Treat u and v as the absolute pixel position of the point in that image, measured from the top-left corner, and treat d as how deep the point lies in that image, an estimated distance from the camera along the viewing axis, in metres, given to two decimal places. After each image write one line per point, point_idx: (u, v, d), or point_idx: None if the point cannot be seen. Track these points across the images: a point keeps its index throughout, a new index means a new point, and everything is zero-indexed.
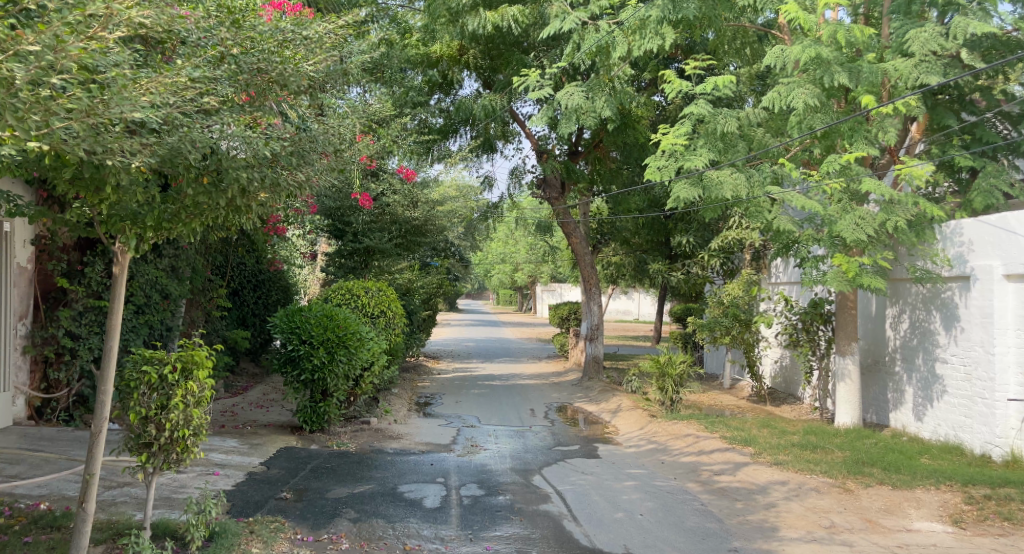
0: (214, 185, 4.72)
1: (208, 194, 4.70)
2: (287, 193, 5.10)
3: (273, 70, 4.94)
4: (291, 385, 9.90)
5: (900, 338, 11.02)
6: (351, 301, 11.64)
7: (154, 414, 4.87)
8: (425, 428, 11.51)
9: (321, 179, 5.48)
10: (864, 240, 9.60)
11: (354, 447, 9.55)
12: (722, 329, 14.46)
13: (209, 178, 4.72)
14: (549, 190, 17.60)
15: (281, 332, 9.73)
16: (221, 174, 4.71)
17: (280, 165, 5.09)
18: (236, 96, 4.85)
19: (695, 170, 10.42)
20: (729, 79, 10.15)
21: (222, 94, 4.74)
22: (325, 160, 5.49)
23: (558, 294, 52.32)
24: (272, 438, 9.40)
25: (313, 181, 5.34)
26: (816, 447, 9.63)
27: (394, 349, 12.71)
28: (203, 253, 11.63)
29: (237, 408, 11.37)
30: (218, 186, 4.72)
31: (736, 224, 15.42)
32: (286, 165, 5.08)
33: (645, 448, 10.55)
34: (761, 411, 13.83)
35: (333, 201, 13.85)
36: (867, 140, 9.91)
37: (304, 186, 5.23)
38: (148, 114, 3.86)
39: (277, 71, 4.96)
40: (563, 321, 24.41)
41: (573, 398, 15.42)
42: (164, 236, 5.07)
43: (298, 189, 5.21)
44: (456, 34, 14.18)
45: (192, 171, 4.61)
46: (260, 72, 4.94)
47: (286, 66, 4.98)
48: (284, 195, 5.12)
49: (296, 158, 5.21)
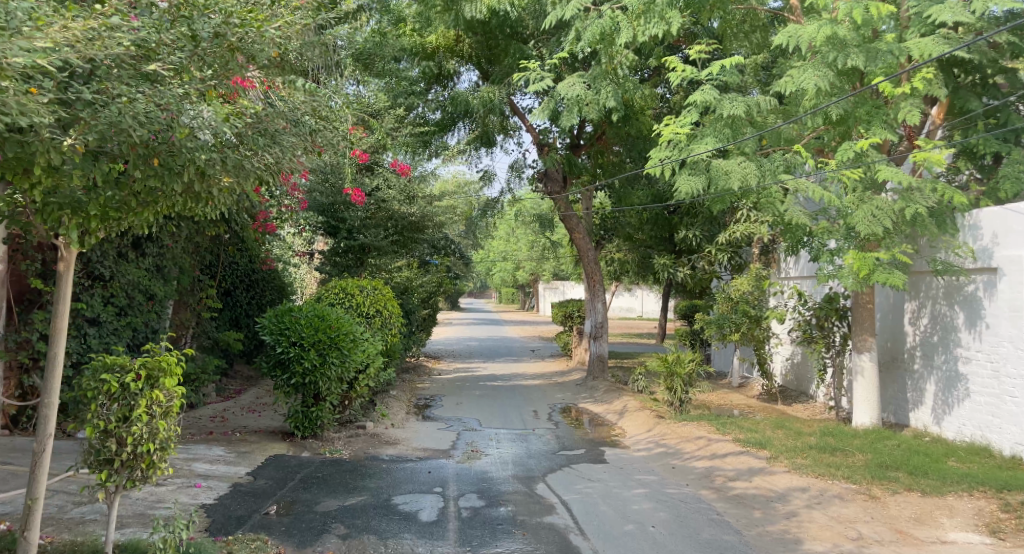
0: (167, 167, 4.39)
1: (157, 177, 4.37)
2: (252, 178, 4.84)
3: (234, 36, 4.64)
4: (281, 389, 9.40)
5: (919, 334, 10.51)
6: (345, 300, 11.15)
7: (114, 426, 4.37)
8: (423, 432, 11.03)
9: (294, 162, 5.23)
10: (881, 231, 9.03)
11: (348, 454, 9.05)
12: (731, 327, 13.95)
13: (161, 159, 4.38)
14: (550, 183, 16.96)
15: (270, 333, 9.20)
16: (174, 155, 4.37)
17: (236, 144, 4.89)
18: (191, 65, 4.57)
19: (700, 159, 9.93)
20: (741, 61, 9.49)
21: (174, 62, 4.46)
22: (293, 139, 5.27)
23: (561, 292, 51.89)
24: (262, 445, 8.91)
25: (284, 164, 5.14)
26: (835, 449, 9.14)
27: (391, 350, 12.21)
28: (191, 252, 11.16)
29: (228, 413, 10.92)
30: (172, 168, 4.40)
31: (744, 218, 14.97)
32: (254, 145, 4.84)
33: (654, 451, 10.08)
34: (773, 410, 13.35)
35: (326, 197, 13.50)
36: (886, 124, 9.29)
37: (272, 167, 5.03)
38: (33, 57, 3.58)
39: (238, 36, 4.67)
40: (567, 319, 23.92)
41: (579, 399, 14.94)
42: (115, 226, 4.73)
43: (270, 170, 5.00)
44: (452, 22, 13.78)
45: (141, 151, 4.27)
46: (221, 38, 4.64)
47: (250, 31, 4.69)
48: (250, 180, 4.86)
49: (266, 138, 4.94)
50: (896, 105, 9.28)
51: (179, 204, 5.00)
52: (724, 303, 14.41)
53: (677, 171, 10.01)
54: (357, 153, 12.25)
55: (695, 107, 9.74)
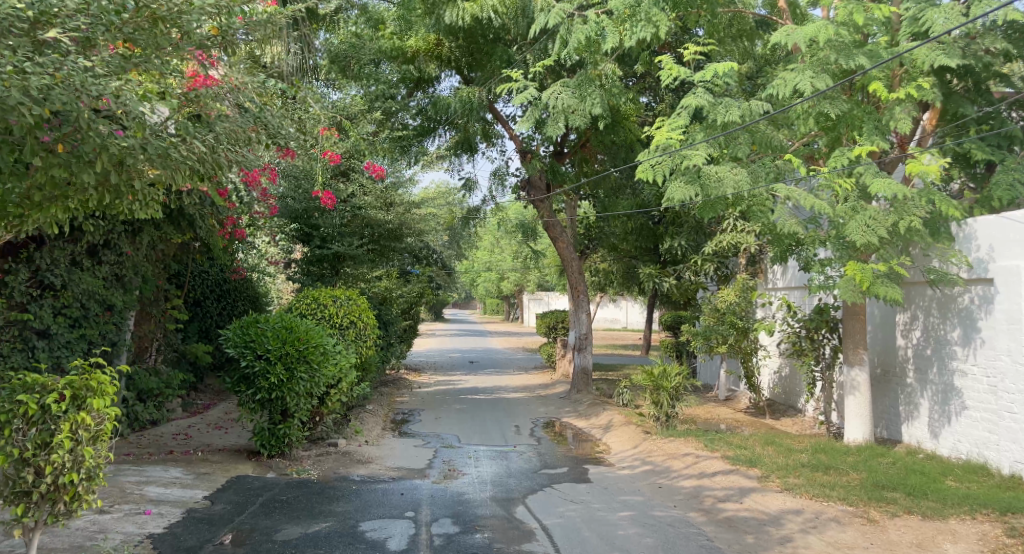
0: (74, 156, 4.94)
1: (70, 164, 4.93)
2: (184, 171, 5.47)
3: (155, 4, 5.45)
4: (246, 405, 8.89)
5: (911, 346, 10.14)
6: (316, 312, 10.66)
7: (32, 455, 4.06)
8: (399, 450, 10.52)
9: (215, 160, 5.91)
10: (876, 242, 8.51)
11: (316, 475, 8.53)
12: (719, 339, 13.54)
13: (67, 149, 4.93)
14: (534, 191, 16.61)
15: (234, 346, 8.68)
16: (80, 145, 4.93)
17: (165, 139, 5.58)
18: (111, 39, 5.36)
19: (693, 164, 9.22)
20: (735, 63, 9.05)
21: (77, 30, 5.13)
22: (223, 135, 6.03)
23: (544, 303, 51.45)
24: (225, 465, 8.39)
25: (215, 157, 5.89)
26: (828, 467, 8.71)
27: (366, 363, 11.71)
28: (154, 261, 10.64)
29: (192, 430, 10.42)
30: (79, 157, 4.95)
31: (730, 227, 14.65)
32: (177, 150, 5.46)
33: (639, 469, 9.65)
34: (761, 425, 12.97)
35: (299, 203, 13.00)
36: (878, 130, 8.87)
37: (205, 159, 5.76)
38: None
39: (161, 9, 5.48)
40: (551, 330, 23.49)
41: (562, 413, 14.49)
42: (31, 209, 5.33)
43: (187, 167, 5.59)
44: (433, 26, 13.47)
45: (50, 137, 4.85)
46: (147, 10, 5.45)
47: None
48: (183, 173, 5.49)
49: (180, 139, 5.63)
50: (890, 109, 8.87)
51: (99, 196, 5.61)
52: (711, 315, 14.03)
53: (669, 178, 9.37)
54: (330, 154, 11.71)
55: (687, 110, 9.25)
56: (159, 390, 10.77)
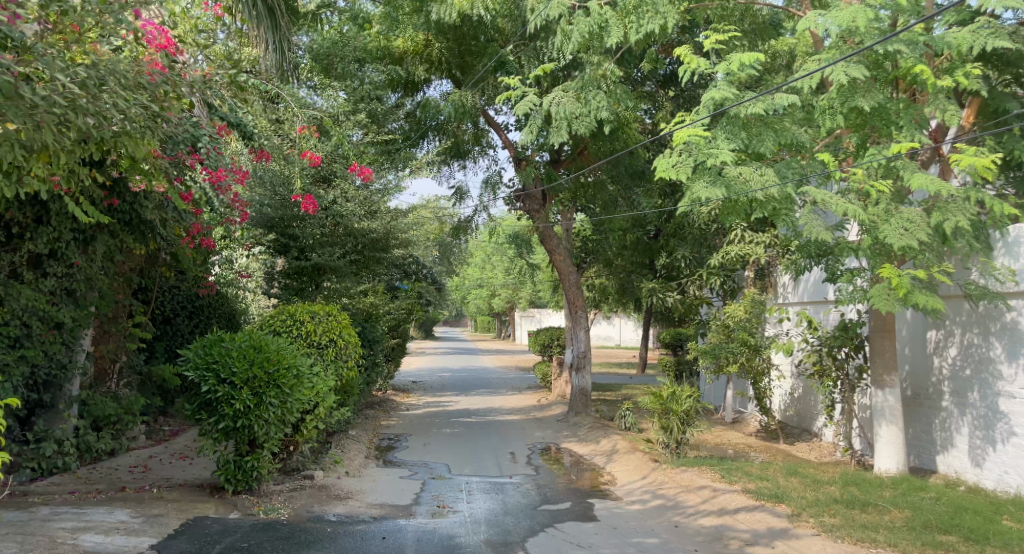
0: None
1: None
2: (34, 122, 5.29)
3: None
4: (209, 436, 7.84)
5: (947, 366, 9.15)
6: (292, 329, 9.63)
7: None
8: (383, 482, 9.45)
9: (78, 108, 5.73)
10: (916, 247, 7.52)
11: (288, 515, 7.50)
12: (728, 357, 12.58)
13: None
14: (530, 202, 15.68)
15: (194, 368, 7.59)
16: None
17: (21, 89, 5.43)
18: None
19: (715, 164, 8.29)
20: (763, 54, 8.12)
21: None
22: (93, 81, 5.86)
23: (536, 320, 50.41)
24: (182, 506, 7.34)
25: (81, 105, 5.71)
26: (864, 503, 7.73)
27: (348, 385, 10.69)
28: (113, 274, 9.67)
29: (151, 463, 9.39)
30: None
31: (738, 238, 13.73)
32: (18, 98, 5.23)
33: (650, 504, 8.67)
34: (775, 450, 12.01)
35: (274, 210, 11.98)
36: (921, 123, 7.89)
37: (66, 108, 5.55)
38: None
39: None
40: (546, 349, 22.50)
41: (560, 437, 13.47)
42: None
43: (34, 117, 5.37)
44: (421, 23, 12.64)
45: None
46: None
47: None
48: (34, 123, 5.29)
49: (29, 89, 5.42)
50: (934, 101, 7.84)
51: None
52: (718, 332, 13.10)
53: (691, 179, 8.45)
54: (308, 155, 10.43)
55: (712, 105, 8.25)
56: (116, 414, 9.71)
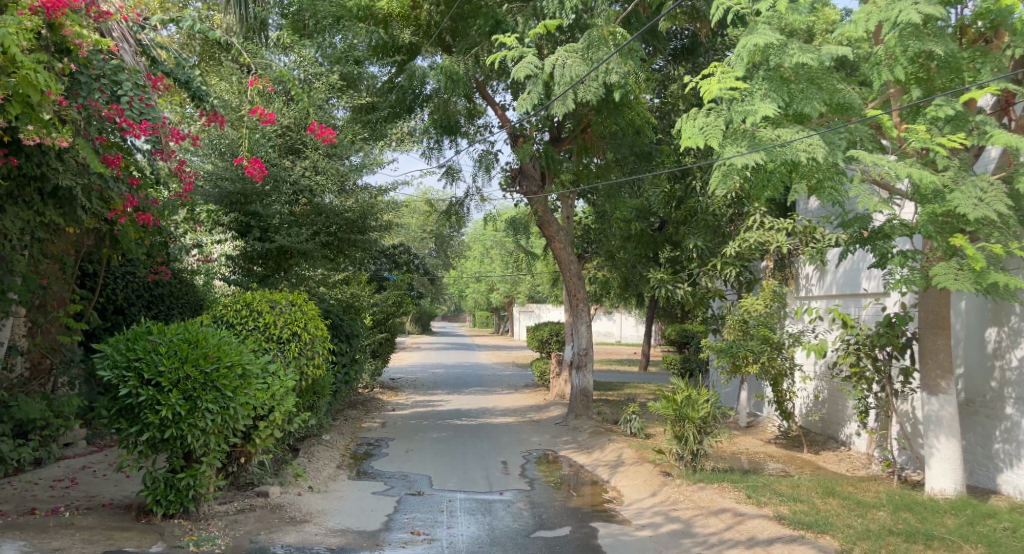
0: None
1: None
2: None
3: None
4: (133, 449, 6.48)
5: (1014, 370, 7.79)
6: (249, 320, 8.29)
7: None
8: (351, 500, 8.10)
9: None
10: (994, 219, 6.22)
11: (224, 546, 6.15)
12: (747, 356, 11.15)
13: None
14: (527, 182, 14.12)
15: (112, 367, 6.22)
16: None
17: None
18: None
19: (750, 124, 6.91)
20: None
21: None
22: None
23: (535, 315, 48.98)
24: (93, 536, 5.98)
25: None
26: (925, 535, 6.38)
27: (318, 384, 9.31)
28: (39, 257, 8.30)
29: (79, 476, 8.05)
30: None
31: (757, 224, 12.33)
32: None
33: (662, 530, 7.32)
34: (801, 461, 10.67)
35: (236, 185, 10.59)
36: (1002, 71, 6.58)
37: None
38: None
39: None
40: (544, 346, 21.14)
41: (558, 443, 12.12)
42: None
43: None
44: None
45: None
46: None
47: None
48: None
49: None
50: (1015, 44, 6.56)
51: None
52: (734, 329, 11.73)
53: (723, 145, 7.16)
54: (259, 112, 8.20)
55: (750, 56, 6.88)
56: (44, 418, 8.30)
